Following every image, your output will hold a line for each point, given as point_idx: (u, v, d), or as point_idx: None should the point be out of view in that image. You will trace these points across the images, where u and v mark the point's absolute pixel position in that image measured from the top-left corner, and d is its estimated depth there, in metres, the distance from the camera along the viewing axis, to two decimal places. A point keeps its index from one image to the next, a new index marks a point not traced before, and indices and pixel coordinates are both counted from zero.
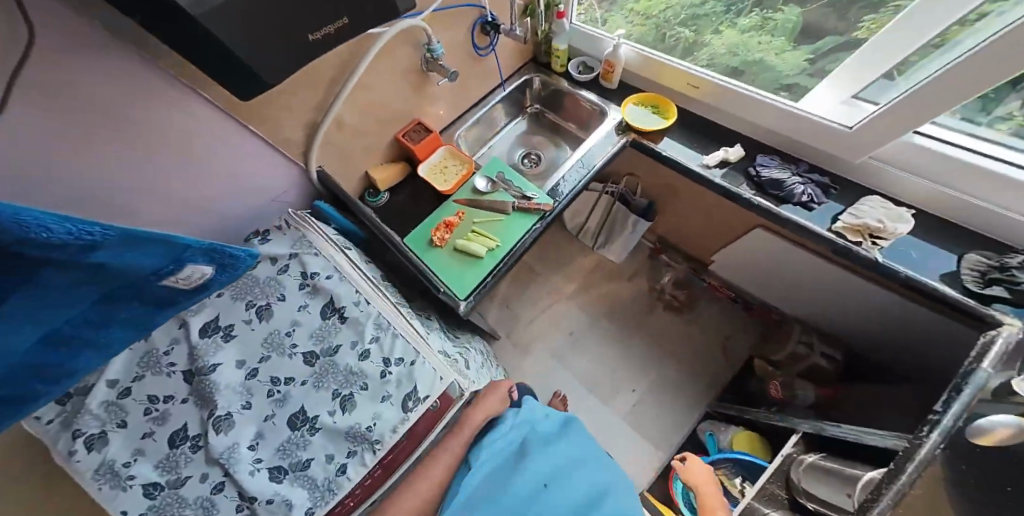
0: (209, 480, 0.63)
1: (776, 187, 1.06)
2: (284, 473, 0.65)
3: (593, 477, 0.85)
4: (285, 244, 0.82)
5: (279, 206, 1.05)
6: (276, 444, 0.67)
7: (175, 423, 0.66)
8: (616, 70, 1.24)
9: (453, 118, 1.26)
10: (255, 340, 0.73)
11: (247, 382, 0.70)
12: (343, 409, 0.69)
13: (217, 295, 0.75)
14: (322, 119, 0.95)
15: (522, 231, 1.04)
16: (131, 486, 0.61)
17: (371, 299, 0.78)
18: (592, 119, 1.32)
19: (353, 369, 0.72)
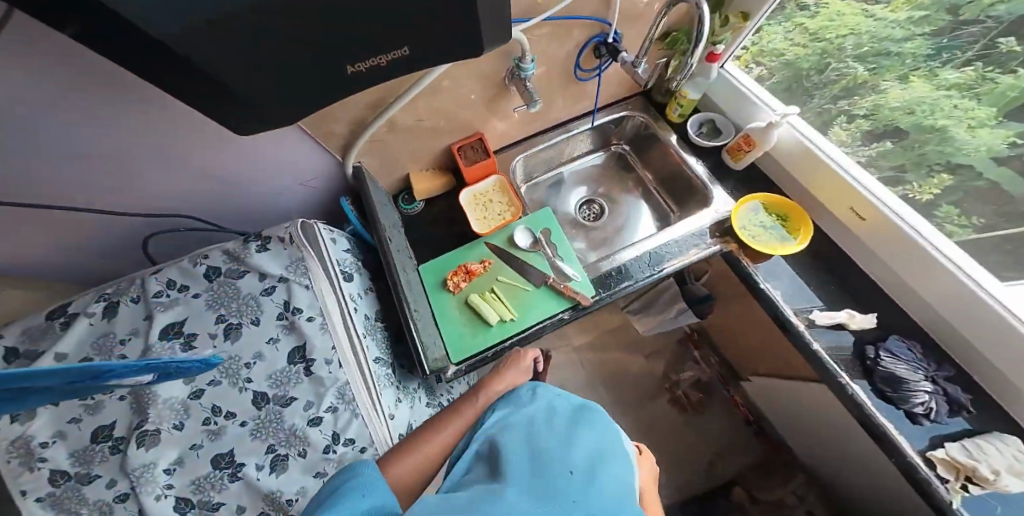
0: (115, 488, 0.57)
1: (890, 385, 0.83)
2: (189, 508, 0.59)
3: (623, 474, 0.60)
4: (281, 263, 0.76)
5: (308, 191, 0.95)
6: (192, 476, 0.60)
7: (105, 416, 0.61)
8: (756, 151, 1.04)
9: (526, 138, 1.07)
10: (212, 359, 0.68)
11: (187, 401, 0.64)
12: (272, 472, 0.63)
13: (194, 296, 0.72)
14: (374, 120, 0.80)
15: (546, 312, 0.92)
16: (38, 468, 0.57)
17: (344, 362, 0.72)
18: (691, 194, 1.10)
19: (297, 432, 0.66)
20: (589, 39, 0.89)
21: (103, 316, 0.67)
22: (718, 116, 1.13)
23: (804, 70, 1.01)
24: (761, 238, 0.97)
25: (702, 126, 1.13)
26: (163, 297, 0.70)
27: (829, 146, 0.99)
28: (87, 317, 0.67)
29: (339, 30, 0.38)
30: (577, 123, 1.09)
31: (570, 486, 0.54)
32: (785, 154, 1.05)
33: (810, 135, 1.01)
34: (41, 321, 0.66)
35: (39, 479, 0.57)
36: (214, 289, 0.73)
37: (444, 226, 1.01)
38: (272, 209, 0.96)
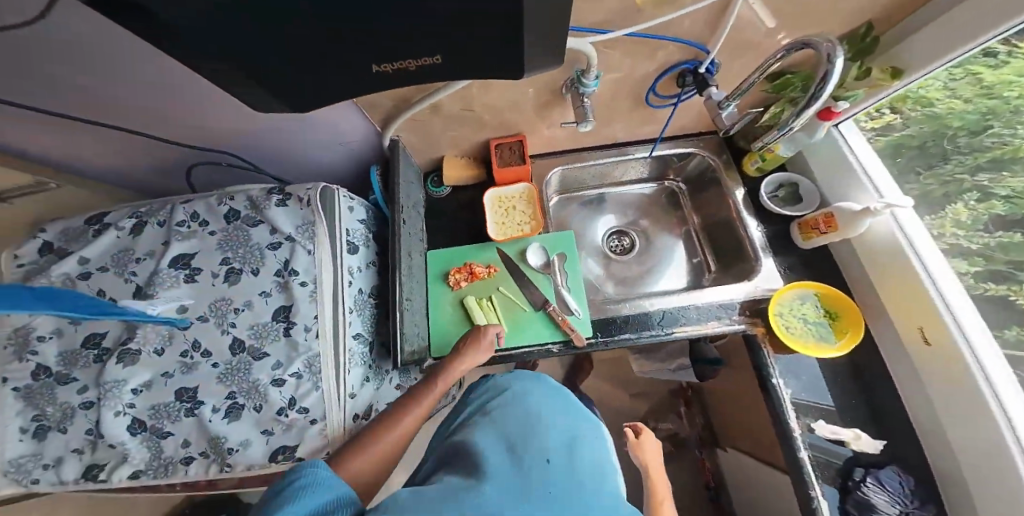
0: (83, 394, 0.66)
1: (860, 511, 0.75)
2: (141, 429, 0.66)
3: (595, 459, 0.60)
4: (292, 222, 0.77)
5: (345, 150, 0.95)
6: (154, 402, 0.67)
7: (98, 327, 0.70)
8: (833, 236, 0.88)
9: (576, 151, 1.01)
10: (206, 297, 0.72)
11: (173, 330, 0.70)
12: (226, 418, 0.67)
13: (209, 233, 0.76)
14: (417, 100, 0.76)
15: (534, 339, 0.89)
16: (28, 359, 0.67)
17: (321, 334, 0.72)
18: (737, 260, 1.00)
19: (258, 387, 0.68)
20: (676, 63, 0.79)
21: (127, 234, 0.76)
22: (804, 180, 0.97)
23: (952, 128, 0.81)
24: (800, 334, 0.85)
25: (778, 190, 0.99)
26: (183, 227, 0.76)
27: (930, 254, 0.81)
28: (116, 231, 0.76)
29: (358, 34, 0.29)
30: (636, 149, 1.02)
31: (544, 478, 0.52)
32: (876, 247, 0.87)
33: (910, 232, 0.83)
34: (80, 225, 0.76)
35: (26, 369, 0.67)
36: (228, 231, 0.77)
37: (463, 221, 0.99)
38: (307, 160, 0.97)
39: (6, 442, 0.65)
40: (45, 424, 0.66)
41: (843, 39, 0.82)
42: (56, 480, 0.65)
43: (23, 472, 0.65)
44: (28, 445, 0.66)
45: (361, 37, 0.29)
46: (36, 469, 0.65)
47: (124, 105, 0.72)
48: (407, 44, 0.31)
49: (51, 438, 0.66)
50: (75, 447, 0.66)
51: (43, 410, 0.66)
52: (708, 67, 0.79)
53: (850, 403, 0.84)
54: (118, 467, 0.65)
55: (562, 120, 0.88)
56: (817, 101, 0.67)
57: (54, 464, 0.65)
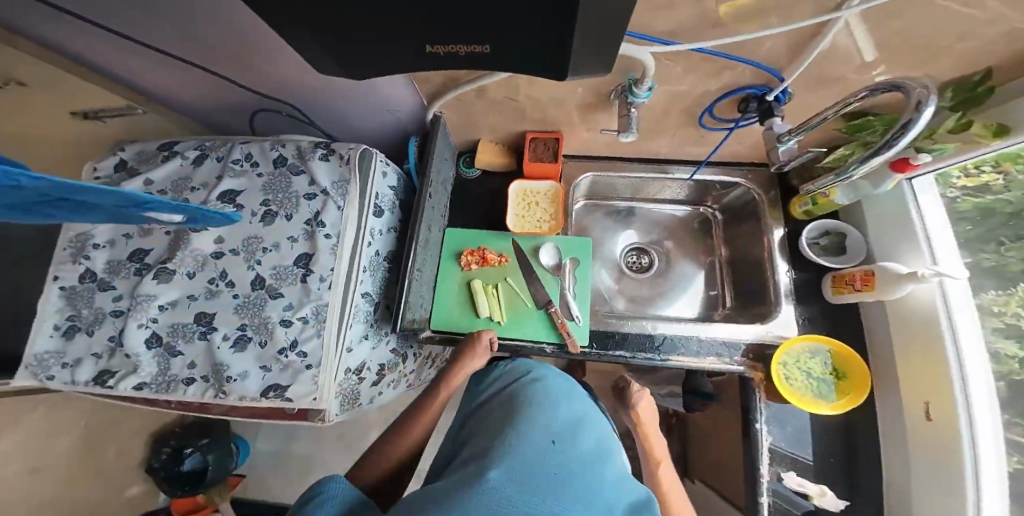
0: (116, 303, 0.74)
1: None
2: (156, 344, 0.73)
3: (595, 441, 0.65)
4: (329, 176, 0.78)
5: (388, 117, 0.95)
6: (174, 321, 0.73)
7: (146, 244, 0.77)
8: (867, 296, 0.81)
9: (613, 159, 0.98)
10: (239, 234, 0.77)
11: (208, 258, 0.76)
12: (233, 347, 0.72)
13: (258, 175, 0.80)
14: (466, 82, 0.75)
15: (530, 334, 0.91)
16: (79, 262, 0.76)
17: (333, 285, 0.74)
18: (755, 303, 0.97)
19: (267, 325, 0.72)
20: (743, 87, 0.70)
21: (189, 163, 0.81)
22: (853, 232, 0.89)
23: None
24: (798, 388, 0.82)
25: (820, 240, 0.92)
26: (238, 165, 0.81)
27: (970, 339, 0.73)
28: (182, 159, 0.82)
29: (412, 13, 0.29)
30: (678, 169, 0.97)
31: (556, 462, 0.56)
32: (912, 318, 0.79)
33: (955, 311, 0.74)
34: (153, 149, 0.83)
35: (78, 272, 0.77)
36: (273, 175, 0.80)
37: (487, 205, 1.00)
38: (351, 120, 0.98)
39: (38, 336, 0.73)
40: (77, 325, 0.74)
41: (953, 83, 0.66)
42: (68, 380, 0.72)
43: (42, 367, 0.72)
44: (56, 341, 0.73)
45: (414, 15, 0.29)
46: (56, 366, 0.72)
47: (191, 43, 0.76)
48: (458, 29, 0.31)
49: (78, 339, 0.74)
50: (95, 350, 0.73)
51: (78, 310, 0.75)
52: (778, 96, 0.70)
53: (825, 464, 0.84)
54: (126, 376, 0.71)
55: (602, 126, 0.84)
56: (888, 150, 0.58)
57: (71, 363, 0.72)
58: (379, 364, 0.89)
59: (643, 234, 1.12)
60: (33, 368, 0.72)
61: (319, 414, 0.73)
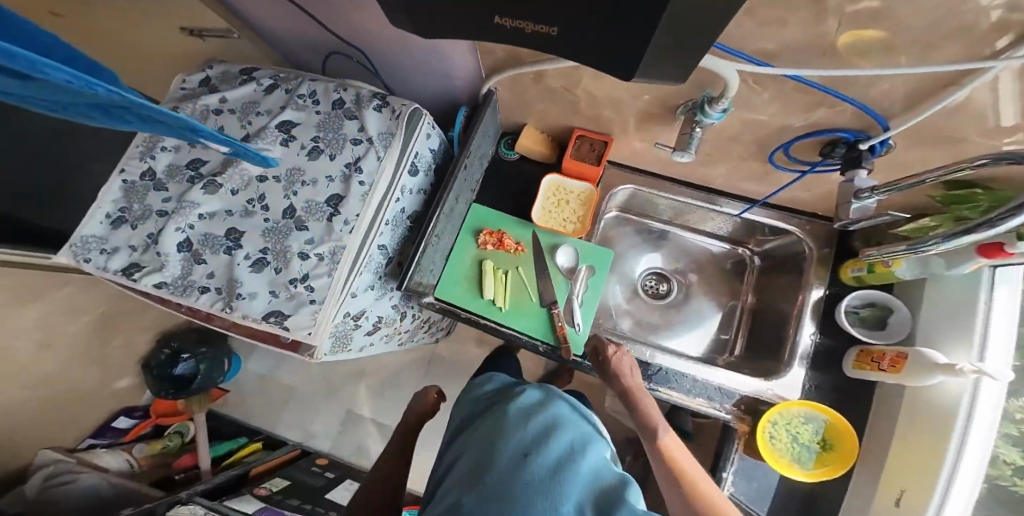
0: (163, 203, 0.76)
1: None
2: (186, 250, 0.75)
3: (571, 436, 0.68)
4: (378, 125, 0.78)
5: (442, 81, 0.93)
6: (207, 231, 0.76)
7: (202, 154, 0.79)
8: (890, 378, 0.78)
9: (658, 177, 0.94)
10: (285, 162, 0.78)
11: (253, 179, 0.77)
12: (251, 266, 0.74)
13: (315, 111, 0.79)
14: (527, 63, 0.72)
15: (528, 330, 0.90)
16: (145, 161, 0.78)
17: (355, 230, 0.75)
18: (765, 359, 0.94)
19: (287, 254, 0.74)
20: (835, 128, 0.57)
21: (259, 85, 0.81)
22: (901, 309, 0.83)
23: None
24: (778, 449, 0.84)
25: (861, 310, 0.86)
26: (302, 99, 0.80)
27: (974, 449, 0.72)
28: (256, 85, 0.82)
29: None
30: (723, 203, 0.92)
31: (524, 468, 0.61)
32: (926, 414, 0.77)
33: (975, 418, 0.72)
34: (236, 71, 0.83)
35: (143, 169, 0.79)
36: (328, 113, 0.79)
37: (518, 191, 0.99)
38: (405, 78, 0.96)
39: (89, 221, 0.75)
40: (125, 217, 0.76)
41: None
42: (101, 266, 0.74)
43: (84, 250, 0.74)
44: (104, 228, 0.76)
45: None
46: (95, 251, 0.74)
47: None
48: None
49: (122, 230, 0.76)
50: (133, 243, 0.75)
51: (131, 203, 0.77)
52: (874, 145, 0.57)
53: None
54: (151, 273, 0.74)
55: (658, 141, 0.80)
56: (991, 226, 0.48)
57: (109, 251, 0.74)
58: (378, 316, 0.90)
59: (668, 261, 1.10)
60: (76, 249, 0.74)
61: (309, 350, 0.75)
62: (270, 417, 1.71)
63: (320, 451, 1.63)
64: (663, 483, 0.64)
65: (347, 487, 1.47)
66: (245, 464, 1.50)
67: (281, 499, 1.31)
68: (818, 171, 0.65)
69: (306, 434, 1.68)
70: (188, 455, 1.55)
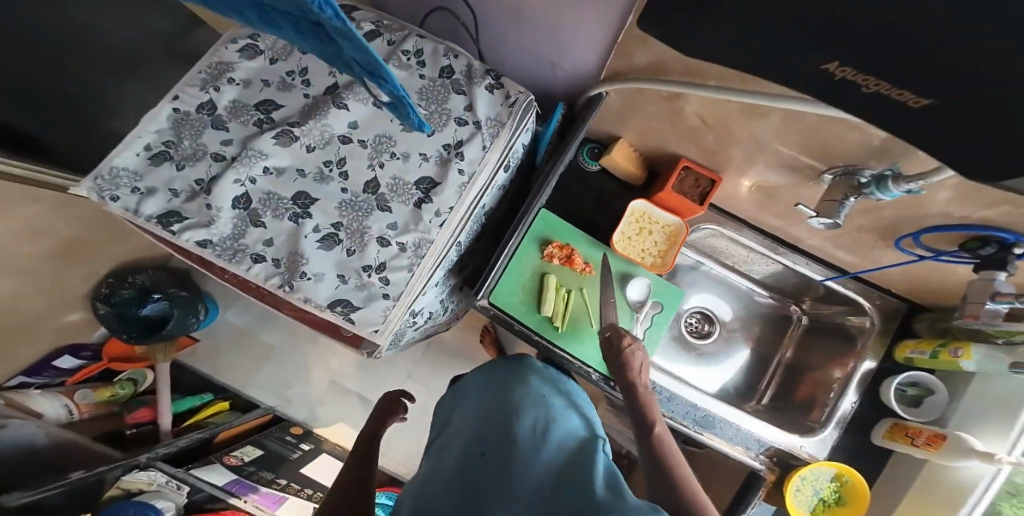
0: (224, 146, 0.67)
1: None
2: (243, 206, 0.65)
3: (531, 418, 0.63)
4: (488, 107, 0.69)
5: (542, 70, 0.83)
6: (270, 189, 0.66)
7: (282, 98, 0.70)
8: (922, 453, 0.79)
9: (744, 221, 0.92)
10: (373, 127, 0.69)
11: (335, 138, 0.68)
12: (319, 242, 0.65)
13: (419, 75, 0.70)
14: (670, 82, 0.64)
15: (584, 356, 0.86)
16: (213, 92, 0.69)
17: (446, 224, 0.66)
18: (796, 415, 0.96)
19: (363, 235, 0.65)
20: (992, 228, 0.58)
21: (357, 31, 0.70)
22: (942, 395, 0.85)
23: None
24: (800, 500, 0.87)
25: (906, 388, 0.88)
26: (406, 57, 0.70)
27: None
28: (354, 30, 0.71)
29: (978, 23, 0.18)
30: (798, 259, 0.92)
31: (487, 462, 0.57)
32: (942, 482, 0.79)
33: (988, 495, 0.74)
34: None
35: (203, 101, 0.69)
36: (433, 82, 0.70)
37: (596, 203, 0.92)
38: (498, 57, 0.85)
39: (125, 150, 0.64)
40: (170, 153, 0.66)
41: None
42: (131, 208, 0.63)
43: (111, 185, 0.64)
44: (139, 162, 0.65)
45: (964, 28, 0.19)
46: (125, 188, 0.64)
47: None
48: (982, 83, 0.21)
49: (164, 168, 0.66)
50: (174, 187, 0.65)
51: (180, 138, 0.67)
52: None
53: None
54: (194, 227, 0.64)
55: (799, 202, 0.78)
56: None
57: (143, 191, 0.64)
58: (431, 312, 0.80)
59: (716, 303, 1.09)
60: (101, 183, 0.63)
61: (370, 347, 0.66)
62: (242, 376, 1.56)
63: (294, 420, 1.52)
64: (646, 469, 0.62)
65: (325, 466, 1.37)
66: (210, 426, 1.35)
67: (253, 471, 1.20)
68: (943, 260, 0.67)
69: (281, 398, 1.55)
70: (142, 409, 1.38)
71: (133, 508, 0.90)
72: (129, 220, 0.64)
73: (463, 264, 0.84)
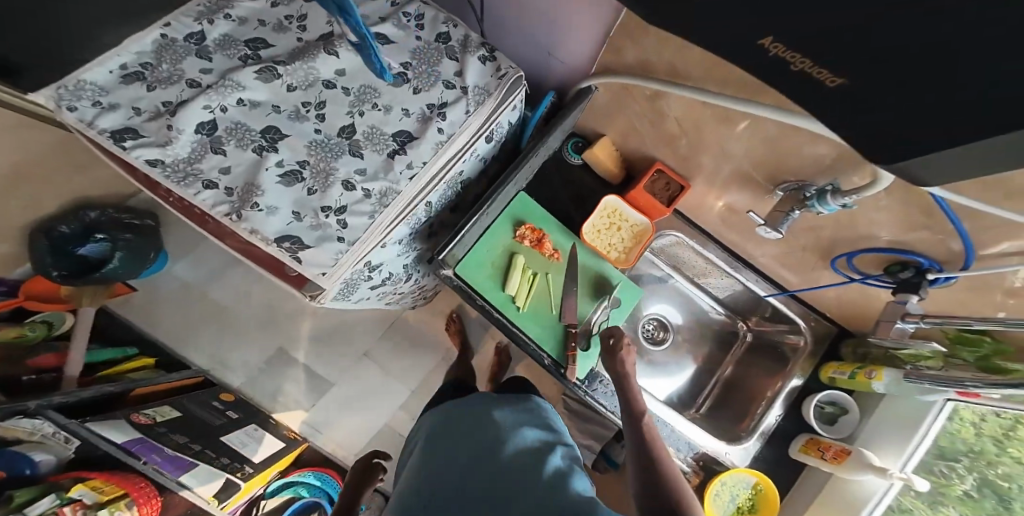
0: (202, 73, 0.65)
1: None
2: (206, 132, 0.63)
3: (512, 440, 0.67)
4: (477, 76, 0.71)
5: (537, 58, 0.86)
6: (239, 119, 0.64)
7: (274, 38, 0.69)
8: (829, 467, 0.83)
9: (705, 233, 0.98)
10: (359, 77, 0.69)
11: (319, 81, 0.67)
12: (281, 177, 0.62)
13: (415, 38, 0.71)
14: (654, 79, 0.67)
15: (540, 339, 0.88)
16: (203, 22, 0.68)
17: (416, 178, 0.65)
18: (729, 425, 1.00)
19: (328, 176, 0.64)
20: (910, 251, 0.65)
21: None
22: (854, 415, 0.90)
23: None
24: (719, 505, 0.89)
25: (824, 405, 0.93)
26: (406, 19, 0.72)
27: None
28: None
29: (876, 52, 0.20)
30: (750, 276, 0.97)
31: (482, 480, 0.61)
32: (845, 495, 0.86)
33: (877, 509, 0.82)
34: None
35: (192, 30, 0.67)
36: (427, 46, 0.71)
37: (571, 196, 0.95)
38: (497, 40, 0.87)
39: (97, 64, 0.62)
40: (145, 74, 0.64)
41: None
42: (86, 120, 0.60)
43: (72, 96, 0.61)
44: (110, 79, 0.63)
45: (872, 60, 0.20)
46: (86, 101, 0.61)
47: None
48: None
49: (134, 87, 0.63)
50: (139, 105, 0.63)
51: (159, 61, 0.65)
52: (939, 278, 0.65)
53: None
54: (148, 146, 0.61)
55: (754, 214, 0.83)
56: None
57: (104, 105, 0.61)
58: (389, 272, 0.78)
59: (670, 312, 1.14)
60: (62, 92, 0.61)
61: (315, 289, 0.64)
62: (178, 334, 1.46)
63: (227, 386, 1.43)
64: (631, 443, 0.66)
65: (249, 434, 1.26)
66: (126, 381, 1.23)
67: (163, 433, 1.06)
68: (869, 283, 0.74)
69: (216, 363, 1.46)
70: (48, 354, 1.20)
71: (3, 458, 0.81)
72: (83, 133, 0.61)
73: (430, 232, 0.83)
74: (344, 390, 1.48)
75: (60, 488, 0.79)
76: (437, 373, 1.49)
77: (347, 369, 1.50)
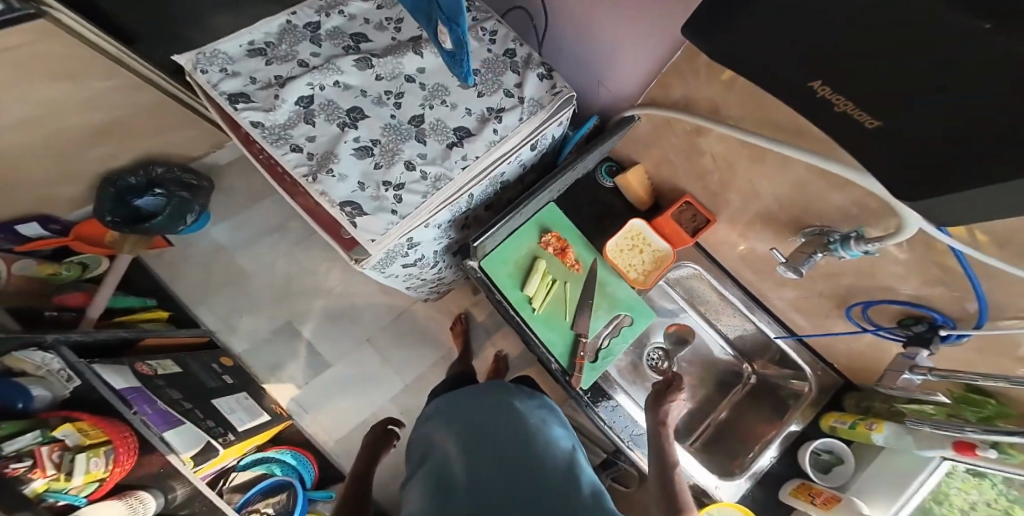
0: (311, 56, 0.73)
1: None
2: (304, 105, 0.70)
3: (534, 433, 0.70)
4: (536, 91, 0.78)
5: (589, 85, 0.93)
6: (332, 98, 0.71)
7: (373, 35, 0.78)
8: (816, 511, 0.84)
9: (723, 269, 1.02)
10: (436, 76, 0.76)
11: (402, 75, 0.75)
12: (355, 150, 0.69)
13: (489, 51, 0.79)
14: (698, 115, 0.73)
15: (550, 342, 0.92)
16: (319, 13, 0.76)
17: (468, 169, 0.72)
18: (725, 463, 1.00)
19: (394, 156, 0.70)
20: (924, 305, 0.69)
21: None
22: (850, 466, 0.91)
23: None
24: None
25: (822, 452, 0.94)
26: (483, 33, 0.80)
27: None
28: None
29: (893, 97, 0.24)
30: (762, 318, 1.00)
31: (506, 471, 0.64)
32: None
33: None
34: None
35: (310, 19, 0.76)
36: (501, 59, 0.79)
37: (601, 214, 1.00)
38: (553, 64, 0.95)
39: (231, 38, 0.72)
40: (267, 51, 0.73)
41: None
42: (212, 82, 0.69)
43: (207, 61, 0.70)
44: (239, 51, 0.72)
45: (891, 102, 0.24)
46: (216, 67, 0.70)
47: None
48: None
49: (255, 61, 0.72)
50: (256, 76, 0.71)
51: (280, 42, 0.74)
52: (949, 335, 0.67)
53: None
54: (256, 109, 0.68)
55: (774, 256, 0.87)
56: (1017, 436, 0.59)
57: (229, 73, 0.70)
58: (422, 254, 0.84)
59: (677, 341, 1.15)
60: (200, 57, 0.70)
61: (361, 254, 0.69)
62: (199, 293, 1.52)
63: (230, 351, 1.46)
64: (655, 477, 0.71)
65: (237, 402, 1.26)
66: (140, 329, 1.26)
67: (160, 386, 1.06)
68: (880, 333, 0.77)
69: (223, 326, 1.50)
70: (75, 293, 1.25)
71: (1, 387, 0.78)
72: (206, 93, 0.69)
73: (465, 225, 0.89)
74: (345, 373, 1.50)
75: (45, 426, 0.78)
76: (437, 371, 1.52)
77: (352, 353, 1.53)
